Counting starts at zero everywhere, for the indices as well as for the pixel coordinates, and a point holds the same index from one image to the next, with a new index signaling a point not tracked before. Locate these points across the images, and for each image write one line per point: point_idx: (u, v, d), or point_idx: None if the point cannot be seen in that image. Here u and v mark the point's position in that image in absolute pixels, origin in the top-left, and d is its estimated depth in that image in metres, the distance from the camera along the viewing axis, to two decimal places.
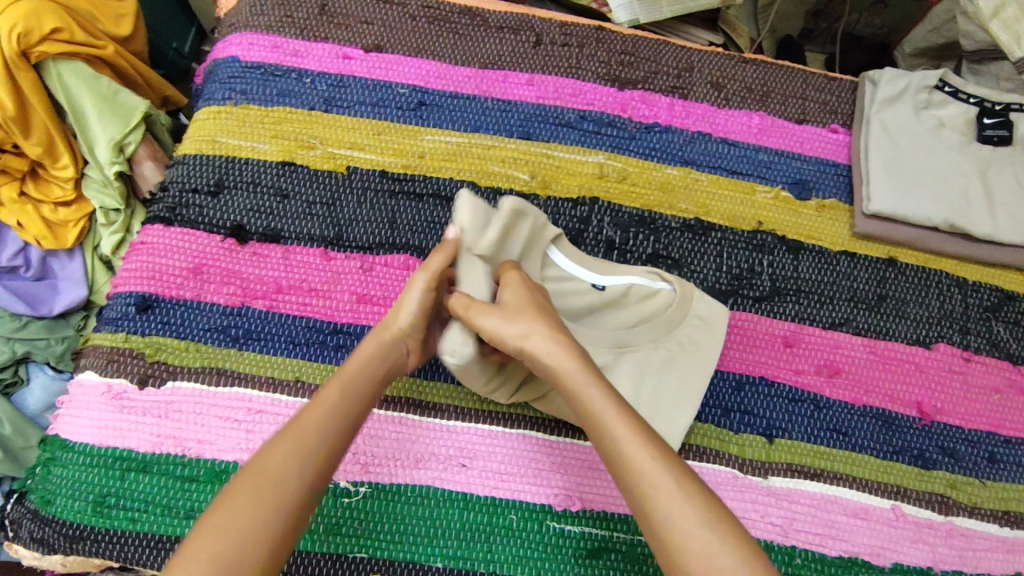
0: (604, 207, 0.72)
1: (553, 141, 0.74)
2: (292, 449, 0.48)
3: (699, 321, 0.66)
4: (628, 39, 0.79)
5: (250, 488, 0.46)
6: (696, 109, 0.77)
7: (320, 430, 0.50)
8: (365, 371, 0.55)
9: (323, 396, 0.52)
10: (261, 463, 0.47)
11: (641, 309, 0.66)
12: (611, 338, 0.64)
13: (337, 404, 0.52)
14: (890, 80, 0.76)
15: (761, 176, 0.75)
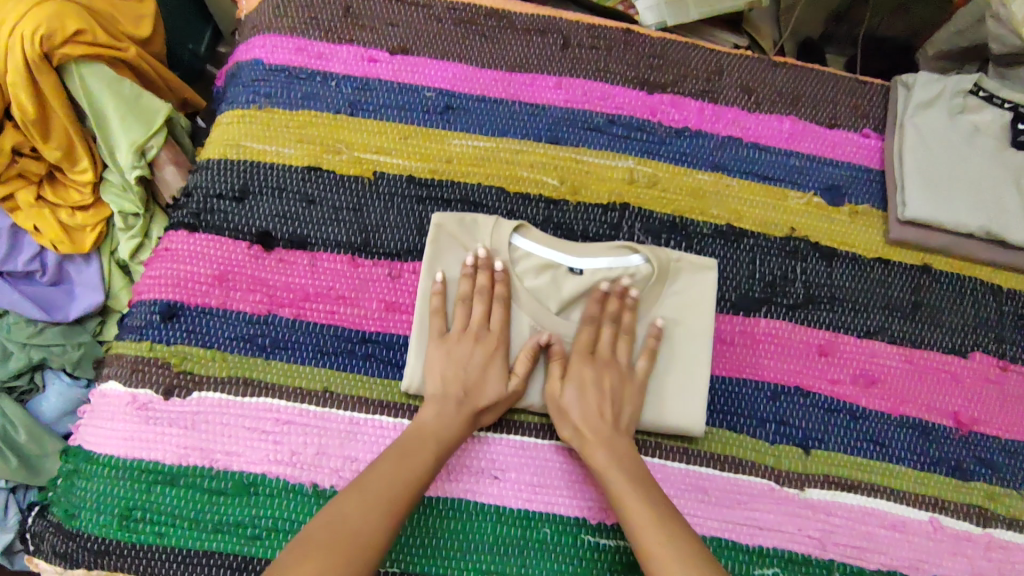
0: (634, 213, 0.71)
1: (582, 145, 0.73)
2: (369, 507, 0.50)
3: (682, 295, 0.66)
4: (655, 42, 0.78)
5: (343, 540, 0.48)
6: (727, 113, 0.76)
7: (408, 484, 0.53)
8: (433, 437, 0.57)
9: (413, 463, 0.54)
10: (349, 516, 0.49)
11: (627, 290, 0.65)
12: (599, 326, 0.63)
13: (417, 475, 0.54)
14: (924, 83, 0.75)
15: (793, 181, 0.74)
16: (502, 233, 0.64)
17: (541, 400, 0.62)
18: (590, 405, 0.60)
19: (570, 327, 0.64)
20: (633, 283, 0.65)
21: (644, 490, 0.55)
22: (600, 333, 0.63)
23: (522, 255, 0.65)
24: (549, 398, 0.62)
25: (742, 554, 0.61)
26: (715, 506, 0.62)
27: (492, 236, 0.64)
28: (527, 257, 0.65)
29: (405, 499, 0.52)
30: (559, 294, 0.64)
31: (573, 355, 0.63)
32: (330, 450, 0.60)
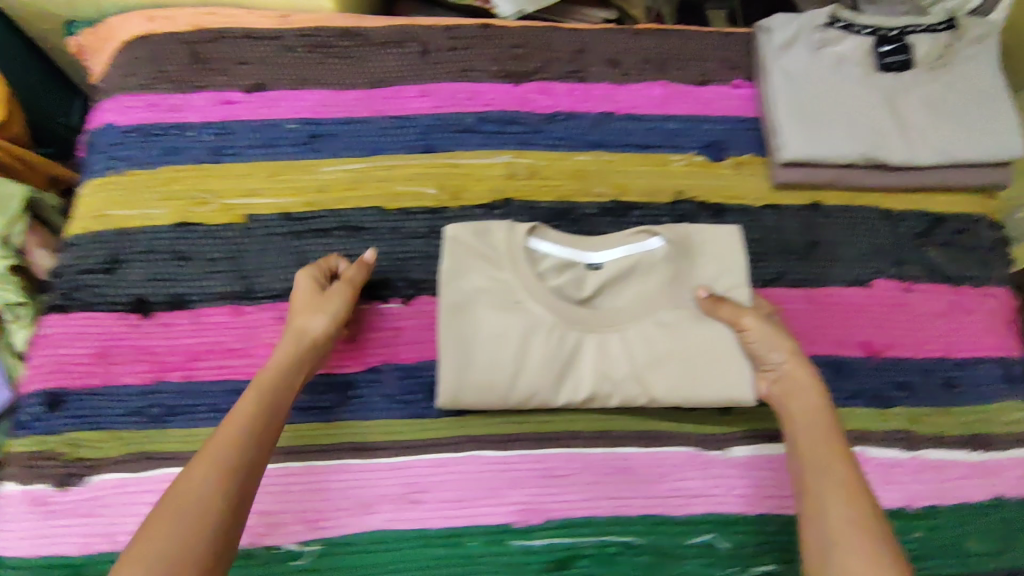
0: (518, 206, 0.70)
1: (456, 149, 0.71)
2: (208, 458, 0.49)
3: (711, 266, 0.66)
4: (516, 32, 0.77)
5: (171, 501, 0.47)
6: (597, 90, 0.75)
7: (240, 429, 0.52)
8: (278, 371, 0.56)
9: (242, 405, 0.53)
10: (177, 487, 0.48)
11: (670, 263, 0.65)
12: (624, 314, 0.63)
13: (249, 411, 0.53)
14: (781, 24, 0.74)
15: (673, 145, 0.74)
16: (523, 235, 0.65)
17: (581, 395, 0.62)
18: (799, 399, 0.59)
19: (601, 317, 0.63)
20: (655, 265, 0.66)
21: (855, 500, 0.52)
22: (633, 318, 0.63)
23: (538, 256, 0.66)
24: (582, 391, 0.62)
25: (675, 527, 0.61)
26: (638, 483, 0.62)
27: (506, 242, 0.64)
28: (544, 260, 0.66)
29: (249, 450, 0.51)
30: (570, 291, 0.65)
31: (608, 343, 0.63)
32: None
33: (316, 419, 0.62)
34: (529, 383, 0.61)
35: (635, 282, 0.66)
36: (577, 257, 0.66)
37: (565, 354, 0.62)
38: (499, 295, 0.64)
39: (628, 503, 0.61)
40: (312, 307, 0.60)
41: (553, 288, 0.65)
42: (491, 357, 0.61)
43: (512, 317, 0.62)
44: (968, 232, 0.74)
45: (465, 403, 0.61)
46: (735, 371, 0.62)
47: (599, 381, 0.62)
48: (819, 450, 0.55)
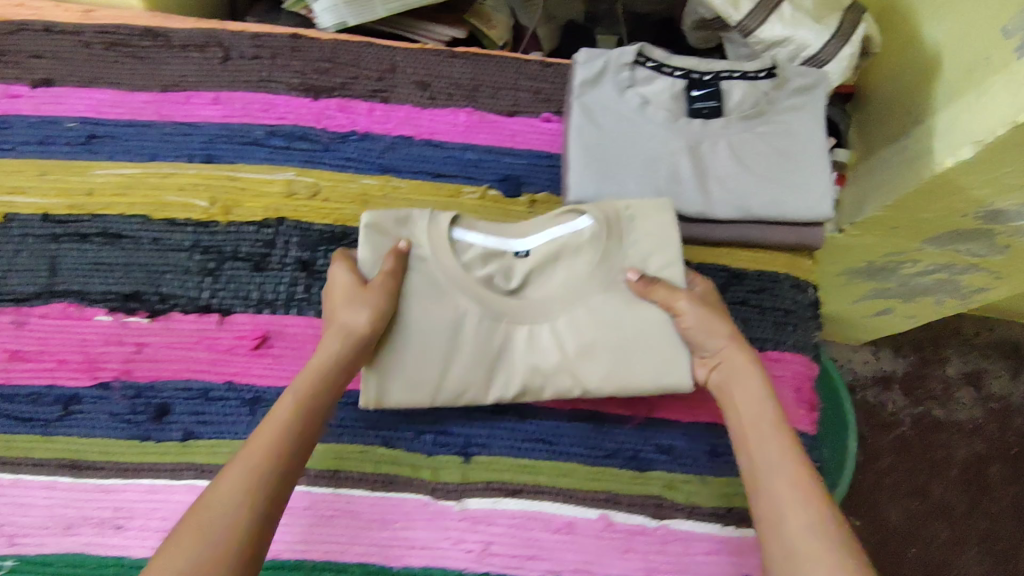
0: (291, 227, 0.67)
1: (239, 161, 0.69)
2: (238, 473, 0.48)
3: (643, 245, 0.62)
4: (325, 44, 0.74)
5: (193, 524, 0.45)
6: (399, 112, 0.72)
7: (272, 445, 0.50)
8: (313, 374, 0.55)
9: (278, 414, 0.52)
10: (205, 497, 0.47)
11: (580, 254, 0.62)
12: (557, 297, 0.60)
13: (284, 422, 0.52)
14: (589, 59, 0.70)
15: (468, 176, 0.71)
16: (441, 225, 0.60)
17: (512, 391, 0.60)
18: (742, 383, 0.57)
19: (529, 308, 0.60)
20: (580, 246, 0.62)
21: (798, 493, 0.49)
22: (562, 305, 0.60)
23: (463, 246, 0.61)
24: (513, 387, 0.60)
25: None
26: (362, 529, 0.59)
27: (430, 234, 0.60)
28: (467, 250, 0.61)
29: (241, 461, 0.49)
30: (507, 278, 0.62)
31: (543, 334, 0.60)
32: None
33: (33, 431, 0.61)
34: (474, 375, 0.59)
35: (567, 264, 0.62)
36: (503, 245, 0.62)
37: (494, 349, 0.60)
38: (421, 287, 0.60)
39: (344, 549, 0.59)
40: (349, 302, 0.57)
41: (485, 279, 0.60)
42: (417, 354, 0.59)
43: (441, 312, 0.59)
44: (767, 291, 0.70)
45: (392, 403, 0.58)
46: (672, 361, 0.59)
47: (530, 374, 0.60)
48: (767, 441, 0.53)
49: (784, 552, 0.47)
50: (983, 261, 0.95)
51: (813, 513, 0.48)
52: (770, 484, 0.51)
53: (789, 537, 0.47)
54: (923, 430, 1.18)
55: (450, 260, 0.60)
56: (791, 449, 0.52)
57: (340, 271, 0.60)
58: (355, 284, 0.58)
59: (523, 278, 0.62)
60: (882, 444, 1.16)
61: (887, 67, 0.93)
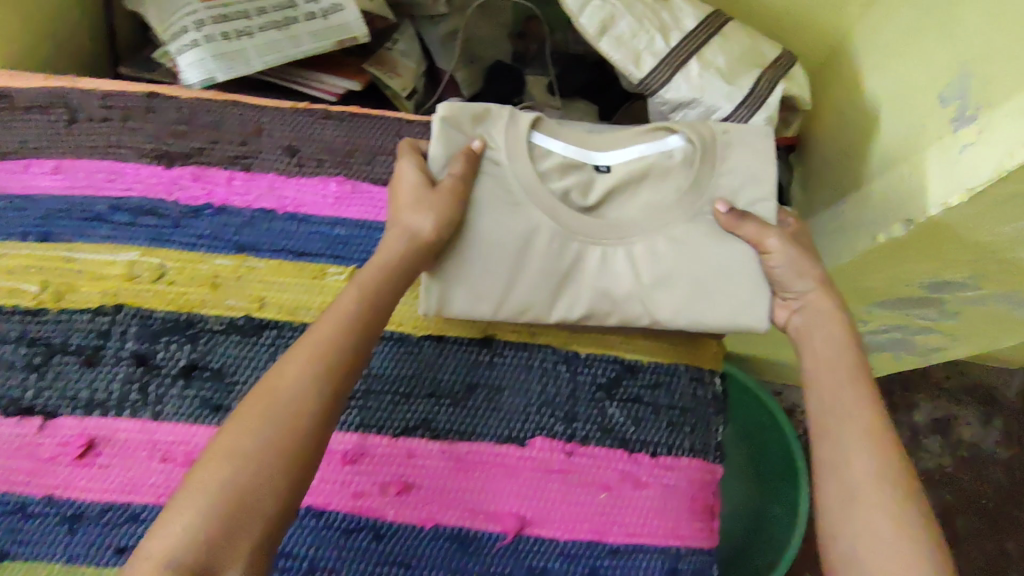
0: (131, 314, 0.61)
1: (76, 240, 0.62)
2: (309, 356, 0.48)
3: (748, 180, 0.60)
4: (184, 104, 0.67)
5: (265, 403, 0.46)
6: (261, 181, 0.65)
7: (349, 337, 0.50)
8: (377, 270, 0.54)
9: (341, 303, 0.51)
10: (274, 377, 0.47)
11: (671, 179, 0.61)
12: (637, 220, 0.60)
13: (354, 313, 0.51)
14: (464, 117, 0.60)
15: (335, 255, 0.63)
16: (522, 128, 0.60)
17: (577, 311, 0.60)
18: (824, 334, 0.57)
19: (603, 229, 0.59)
20: (670, 168, 0.61)
21: (875, 436, 0.50)
22: (643, 231, 0.60)
23: (542, 153, 0.61)
24: (578, 311, 0.60)
25: None
26: None
27: (509, 135, 0.60)
28: (546, 159, 0.60)
29: (330, 343, 0.49)
30: (580, 192, 0.60)
31: (614, 258, 0.60)
32: None
33: None
34: (539, 300, 0.59)
35: (647, 189, 0.61)
36: (584, 155, 0.62)
37: (565, 267, 0.59)
38: (496, 193, 0.59)
39: None
40: (416, 205, 0.56)
41: (560, 192, 0.60)
42: (480, 263, 0.58)
43: (492, 219, 0.58)
44: (663, 387, 0.63)
45: (454, 311, 0.59)
46: (749, 292, 0.59)
47: (598, 297, 0.59)
48: (837, 383, 0.53)
49: (835, 493, 0.49)
50: (936, 325, 0.86)
51: (871, 460, 0.49)
52: (843, 432, 0.51)
53: (857, 478, 0.49)
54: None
55: (526, 165, 0.59)
56: (868, 403, 0.52)
57: (412, 169, 0.59)
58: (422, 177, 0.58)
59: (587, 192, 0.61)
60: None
61: (829, 117, 0.84)
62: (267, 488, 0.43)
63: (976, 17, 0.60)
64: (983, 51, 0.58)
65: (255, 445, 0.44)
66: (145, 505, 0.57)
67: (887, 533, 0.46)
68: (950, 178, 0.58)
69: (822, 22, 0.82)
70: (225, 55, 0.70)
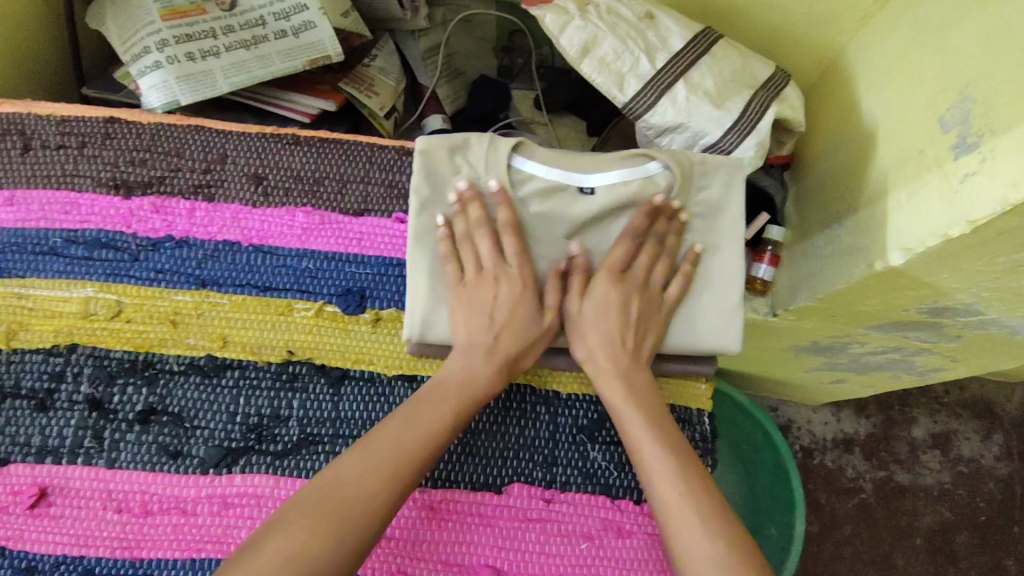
0: (86, 355, 0.58)
1: (29, 276, 0.59)
2: (378, 468, 0.47)
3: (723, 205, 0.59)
4: (145, 129, 0.65)
5: (328, 516, 0.44)
6: (224, 212, 0.62)
7: (429, 433, 0.50)
8: (459, 377, 0.54)
9: (425, 418, 0.51)
10: (346, 480, 0.46)
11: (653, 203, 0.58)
12: (616, 250, 0.58)
13: (428, 425, 0.50)
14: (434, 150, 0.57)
15: (301, 290, 0.60)
16: (501, 152, 0.56)
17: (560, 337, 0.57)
18: (639, 386, 0.56)
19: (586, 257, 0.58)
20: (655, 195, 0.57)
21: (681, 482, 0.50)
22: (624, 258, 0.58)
23: (522, 177, 0.57)
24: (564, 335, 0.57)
25: None
26: None
27: (487, 155, 0.57)
28: (527, 183, 0.57)
29: (409, 459, 0.48)
30: (565, 218, 0.57)
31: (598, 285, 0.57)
32: None
33: None
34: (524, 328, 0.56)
35: (631, 215, 0.59)
36: (568, 177, 0.57)
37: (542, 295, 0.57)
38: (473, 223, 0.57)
39: None
40: (476, 310, 0.56)
41: (540, 219, 0.57)
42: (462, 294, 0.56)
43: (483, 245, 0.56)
44: None
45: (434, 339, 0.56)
46: (724, 320, 0.58)
47: (581, 323, 0.57)
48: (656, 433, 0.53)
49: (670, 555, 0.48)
50: (933, 347, 0.82)
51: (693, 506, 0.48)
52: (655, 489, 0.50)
53: (675, 530, 0.48)
54: (887, 496, 1.10)
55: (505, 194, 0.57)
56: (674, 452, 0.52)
57: (507, 245, 0.57)
58: (513, 284, 0.56)
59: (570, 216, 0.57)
60: (842, 511, 1.09)
61: (823, 135, 0.81)
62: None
63: (977, 38, 0.57)
64: (985, 75, 0.55)
65: (325, 550, 0.43)
66: (100, 559, 0.53)
67: (707, 542, 0.46)
68: (949, 211, 0.55)
69: (815, 37, 0.79)
70: (190, 77, 0.68)
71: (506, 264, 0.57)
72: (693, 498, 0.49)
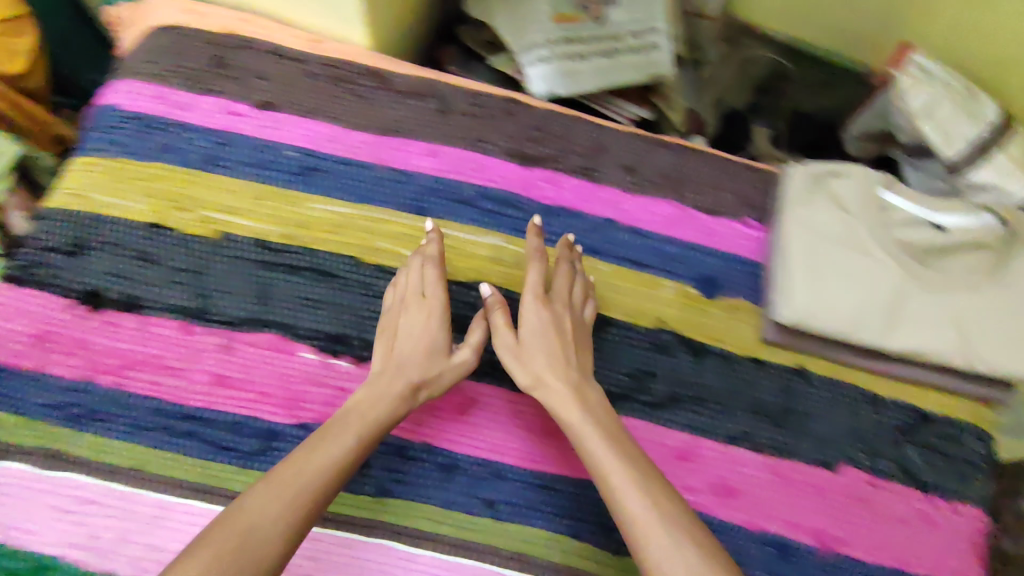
0: (498, 292, 0.68)
1: (448, 218, 0.70)
2: (277, 500, 0.47)
3: None
4: (539, 113, 0.75)
5: (231, 538, 0.44)
6: (604, 193, 0.72)
7: (338, 455, 0.51)
8: (377, 402, 0.56)
9: (329, 452, 0.51)
10: (252, 507, 0.46)
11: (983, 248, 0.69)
12: (960, 279, 0.67)
13: (334, 464, 0.50)
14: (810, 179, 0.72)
15: (668, 270, 0.70)
16: (869, 187, 0.71)
17: (907, 344, 0.65)
18: (645, 469, 0.52)
19: (933, 278, 0.67)
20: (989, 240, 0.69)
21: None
22: (966, 289, 0.67)
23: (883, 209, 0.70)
24: (910, 341, 0.65)
25: None
26: None
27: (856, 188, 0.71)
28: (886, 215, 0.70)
29: (307, 487, 0.48)
30: (917, 245, 0.69)
31: (940, 306, 0.66)
32: (132, 536, 0.56)
33: (230, 461, 0.59)
34: (877, 329, 0.65)
35: (970, 256, 0.69)
36: (930, 215, 0.70)
37: (894, 303, 0.66)
38: (841, 237, 0.68)
39: None
40: (408, 327, 0.61)
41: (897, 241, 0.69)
42: (830, 288, 0.66)
43: (850, 257, 0.67)
44: (950, 438, 0.69)
45: (806, 323, 0.65)
46: None
47: (927, 336, 0.65)
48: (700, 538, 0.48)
49: None
50: None
51: None
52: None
53: None
54: None
55: (869, 217, 0.70)
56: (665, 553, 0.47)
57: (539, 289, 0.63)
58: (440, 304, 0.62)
59: (923, 244, 0.69)
60: None
61: None
62: (275, 546, 0.45)
63: None
64: None
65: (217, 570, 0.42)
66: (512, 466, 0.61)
67: None
68: None
69: None
70: (565, 76, 0.79)
71: (426, 298, 0.62)
72: (668, 516, 0.48)
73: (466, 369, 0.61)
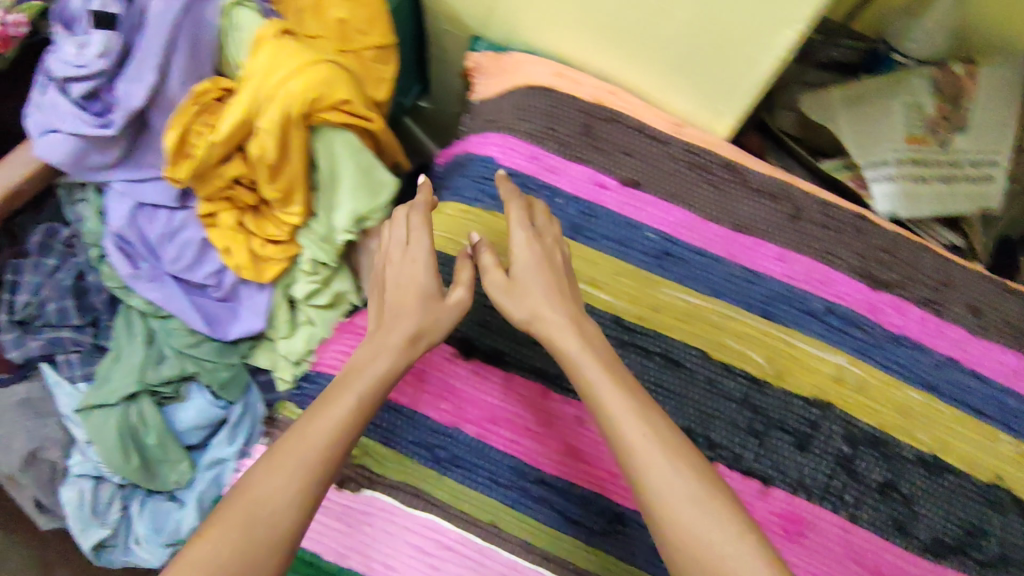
0: (838, 415, 0.67)
1: (799, 329, 0.70)
2: (284, 473, 0.45)
3: None
4: (888, 234, 0.75)
5: (235, 516, 0.43)
6: (949, 331, 0.72)
7: (338, 419, 0.49)
8: (379, 359, 0.54)
9: (328, 416, 0.49)
10: (254, 484, 0.45)
11: None
12: None
13: (335, 432, 0.48)
14: None
15: (1006, 424, 0.69)
16: None
17: None
18: (647, 418, 0.47)
19: None
20: None
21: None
22: None
23: None
24: None
25: None
26: None
27: None
28: None
29: (307, 456, 0.46)
30: None
31: None
32: None
33: (581, 537, 0.60)
34: None
35: None
36: None
37: None
38: None
39: None
40: (406, 270, 0.60)
41: None
42: None
43: None
44: None
45: None
46: None
47: None
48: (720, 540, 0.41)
49: None
50: None
51: None
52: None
53: None
54: None
55: None
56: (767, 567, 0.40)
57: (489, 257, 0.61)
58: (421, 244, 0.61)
59: None
60: None
61: None
62: (286, 528, 0.44)
63: None
64: None
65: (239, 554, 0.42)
66: None
67: None
68: None
69: None
70: (912, 199, 0.79)
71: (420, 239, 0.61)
72: (708, 498, 0.43)
73: (459, 310, 0.60)
